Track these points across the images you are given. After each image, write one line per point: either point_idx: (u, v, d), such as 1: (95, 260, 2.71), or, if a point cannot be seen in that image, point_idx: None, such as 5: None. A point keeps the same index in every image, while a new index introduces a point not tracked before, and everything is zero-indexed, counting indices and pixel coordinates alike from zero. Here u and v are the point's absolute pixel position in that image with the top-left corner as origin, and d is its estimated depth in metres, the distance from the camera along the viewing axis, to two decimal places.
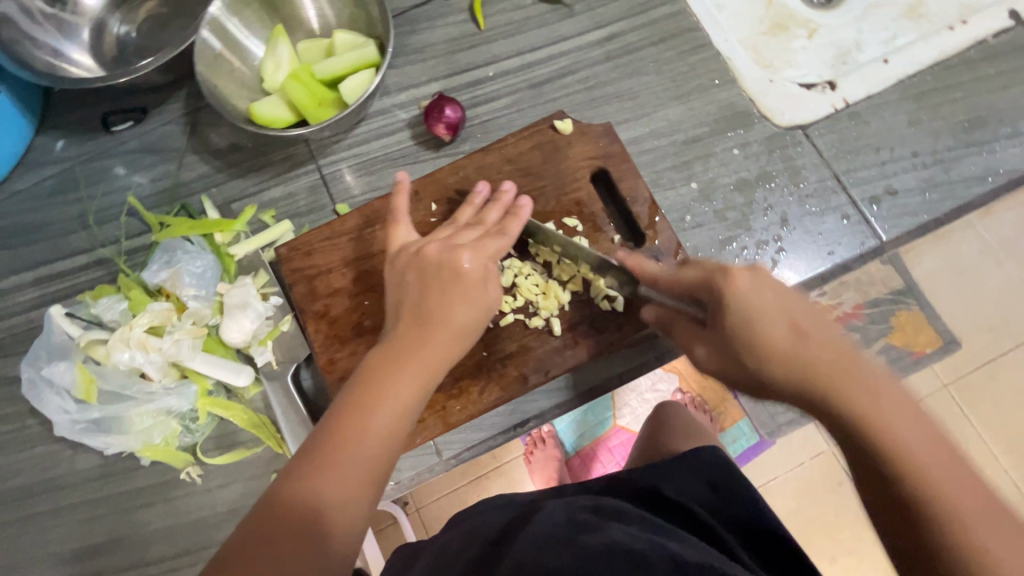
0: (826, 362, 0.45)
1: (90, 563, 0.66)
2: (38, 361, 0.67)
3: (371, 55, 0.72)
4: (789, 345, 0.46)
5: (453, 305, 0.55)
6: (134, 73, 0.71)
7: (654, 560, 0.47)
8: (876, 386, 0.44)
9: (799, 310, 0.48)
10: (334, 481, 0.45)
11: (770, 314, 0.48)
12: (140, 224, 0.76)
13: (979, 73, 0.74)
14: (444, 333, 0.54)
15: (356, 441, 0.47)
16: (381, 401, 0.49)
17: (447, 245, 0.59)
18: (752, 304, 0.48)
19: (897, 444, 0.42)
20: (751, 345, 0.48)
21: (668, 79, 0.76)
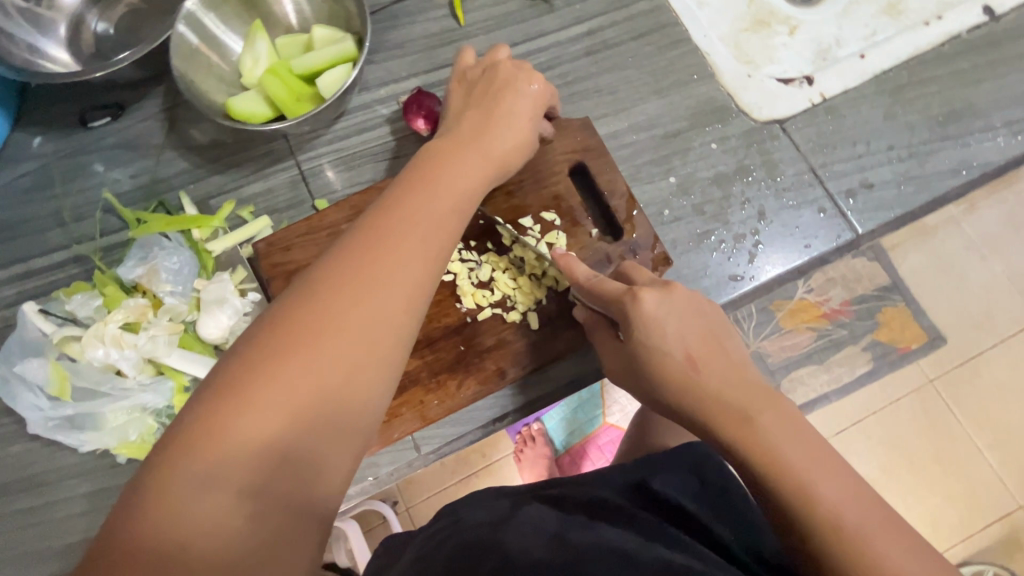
0: (717, 384, 0.49)
1: (65, 563, 0.66)
2: (11, 358, 0.66)
3: (349, 49, 0.72)
4: (683, 369, 0.50)
5: (434, 195, 0.52)
6: (109, 67, 0.70)
7: (643, 563, 0.47)
8: (756, 399, 0.48)
9: (698, 332, 0.52)
10: (285, 384, 0.40)
11: (672, 333, 0.51)
12: (118, 221, 0.76)
13: (953, 68, 0.75)
14: (424, 219, 0.50)
15: (312, 343, 0.42)
16: (345, 299, 0.44)
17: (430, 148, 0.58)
18: (654, 325, 0.52)
19: (780, 459, 0.45)
20: (653, 367, 0.52)
21: (647, 74, 0.77)
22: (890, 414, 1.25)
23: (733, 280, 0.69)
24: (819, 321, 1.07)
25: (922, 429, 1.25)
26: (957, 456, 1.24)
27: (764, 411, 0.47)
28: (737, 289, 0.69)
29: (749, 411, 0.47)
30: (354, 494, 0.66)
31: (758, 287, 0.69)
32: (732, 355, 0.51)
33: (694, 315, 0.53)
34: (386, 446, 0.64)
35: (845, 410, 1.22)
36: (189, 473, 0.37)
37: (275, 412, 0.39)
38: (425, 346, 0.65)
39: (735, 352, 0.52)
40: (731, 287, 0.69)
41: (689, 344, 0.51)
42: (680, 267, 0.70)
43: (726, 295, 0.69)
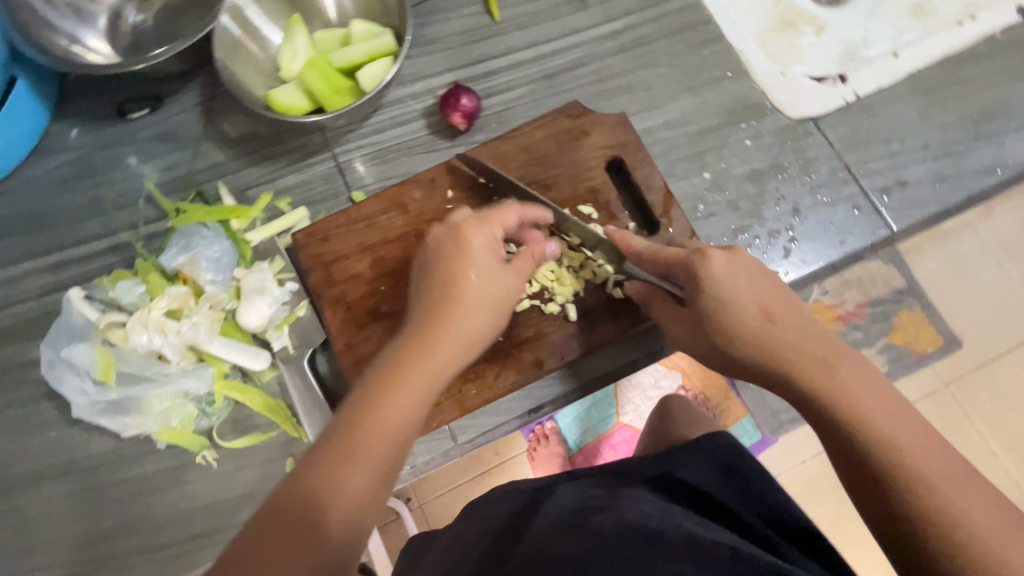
0: (787, 339, 0.50)
1: (104, 547, 0.66)
2: (57, 343, 0.68)
3: (387, 44, 0.73)
4: (755, 323, 0.51)
5: (461, 290, 0.54)
6: (151, 60, 0.71)
7: (668, 538, 0.47)
8: (830, 351, 0.49)
9: (769, 289, 0.52)
10: (341, 477, 0.45)
11: (744, 289, 0.52)
12: (157, 210, 0.77)
13: (987, 68, 0.75)
14: (460, 321, 0.54)
15: (361, 442, 0.47)
16: (390, 396, 0.49)
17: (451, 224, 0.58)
18: (725, 281, 0.52)
19: (856, 408, 0.46)
20: (715, 324, 0.52)
21: (680, 71, 0.77)
22: None
23: None
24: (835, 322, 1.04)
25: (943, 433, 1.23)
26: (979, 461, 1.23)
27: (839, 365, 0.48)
28: None
29: (826, 360, 0.49)
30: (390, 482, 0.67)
31: (792, 283, 0.69)
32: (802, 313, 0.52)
33: (761, 273, 0.53)
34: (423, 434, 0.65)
35: None
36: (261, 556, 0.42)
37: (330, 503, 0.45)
38: None
39: (805, 307, 0.53)
40: None
41: (763, 297, 0.52)
42: None
43: None
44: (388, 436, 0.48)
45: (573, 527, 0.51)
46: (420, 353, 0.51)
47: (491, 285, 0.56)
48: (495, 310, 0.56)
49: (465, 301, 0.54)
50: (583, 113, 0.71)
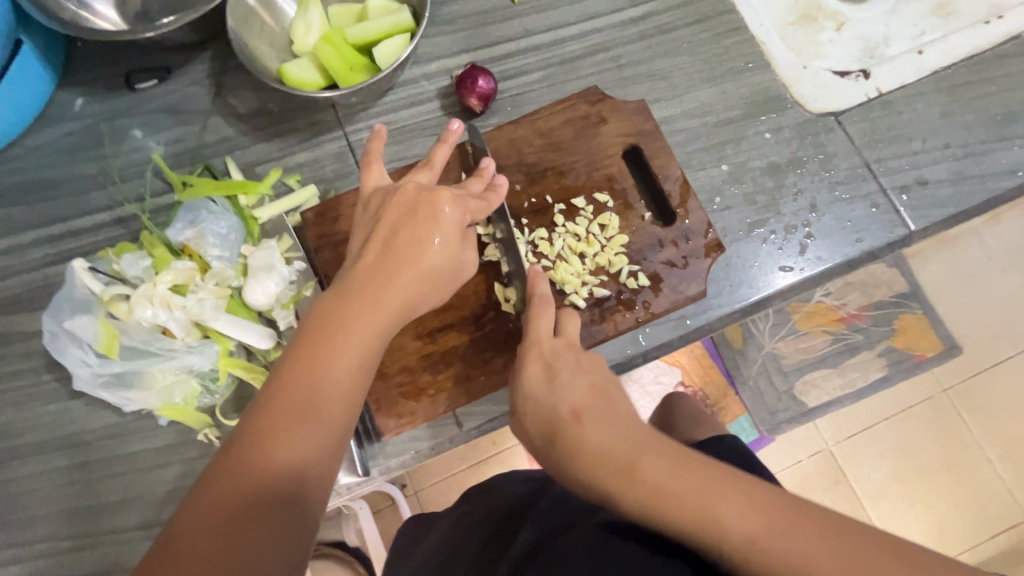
0: (593, 440, 0.43)
1: (100, 523, 0.66)
2: (60, 314, 0.66)
3: (404, 20, 0.71)
4: (562, 425, 0.45)
5: (424, 256, 0.52)
6: (159, 29, 0.69)
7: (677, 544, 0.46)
8: (632, 449, 0.42)
9: (583, 381, 0.47)
10: (298, 436, 0.43)
11: (556, 384, 0.48)
12: (163, 183, 0.75)
13: (1012, 68, 0.74)
14: (414, 278, 0.51)
15: (312, 402, 0.44)
16: (338, 351, 0.46)
17: (424, 189, 0.55)
18: (544, 378, 0.49)
19: (670, 507, 0.39)
20: (535, 420, 0.47)
21: (702, 60, 0.76)
22: (905, 422, 1.18)
23: (782, 271, 0.69)
24: (836, 325, 1.08)
25: (937, 440, 1.17)
26: (971, 468, 1.16)
27: (649, 455, 0.41)
28: (786, 281, 0.68)
29: (633, 465, 0.41)
30: (394, 467, 0.66)
31: (807, 279, 0.69)
32: (616, 402, 0.46)
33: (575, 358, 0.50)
34: (429, 420, 0.65)
35: (861, 412, 1.17)
36: (230, 517, 0.39)
37: (291, 465, 0.43)
38: (472, 324, 0.65)
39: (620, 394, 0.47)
40: (780, 278, 0.68)
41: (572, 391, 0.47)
42: (730, 255, 0.69)
43: (774, 286, 0.68)
44: (340, 392, 0.45)
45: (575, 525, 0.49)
46: (364, 306, 0.48)
47: (452, 254, 0.55)
48: (438, 287, 0.54)
49: (424, 263, 0.52)
50: (602, 99, 0.70)
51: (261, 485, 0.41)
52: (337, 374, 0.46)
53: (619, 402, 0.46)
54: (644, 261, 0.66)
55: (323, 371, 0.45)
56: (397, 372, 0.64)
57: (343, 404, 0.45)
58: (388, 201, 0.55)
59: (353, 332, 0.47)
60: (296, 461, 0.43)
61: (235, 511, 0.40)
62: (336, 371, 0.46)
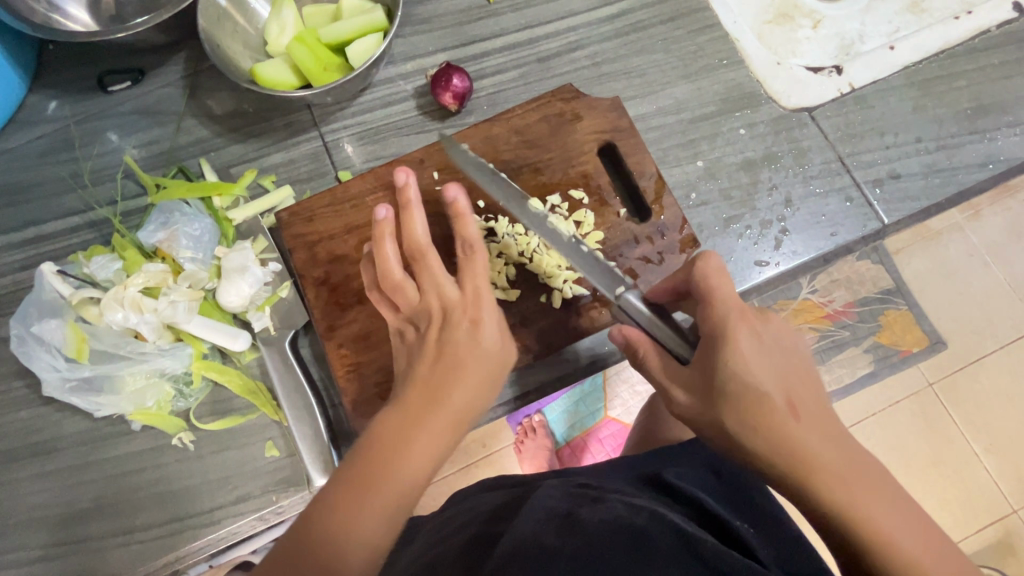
0: (809, 434, 0.41)
1: (73, 531, 0.64)
2: (28, 318, 0.65)
3: (377, 19, 0.71)
4: (781, 416, 0.42)
5: (468, 367, 0.48)
6: (129, 30, 0.68)
7: (654, 535, 0.48)
8: (849, 457, 0.40)
9: (795, 368, 0.44)
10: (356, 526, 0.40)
11: (766, 367, 0.44)
12: (137, 186, 0.74)
13: (982, 63, 0.75)
14: (469, 390, 0.47)
15: (367, 499, 0.41)
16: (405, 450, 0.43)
17: (448, 311, 0.52)
18: (747, 362, 0.44)
19: (876, 530, 0.38)
20: (744, 403, 0.43)
21: (677, 57, 0.76)
22: (890, 417, 1.17)
23: (758, 265, 0.69)
24: (822, 322, 1.08)
25: (923, 434, 1.17)
26: (956, 462, 1.16)
27: (873, 469, 0.40)
28: (762, 276, 0.69)
29: (849, 464, 0.40)
30: None
31: (782, 274, 0.69)
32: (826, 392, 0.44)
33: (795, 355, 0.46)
34: None
35: (849, 408, 1.17)
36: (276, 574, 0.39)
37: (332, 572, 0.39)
38: None
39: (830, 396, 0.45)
40: (756, 273, 0.69)
41: (791, 392, 0.43)
42: (706, 251, 0.69)
43: (750, 280, 0.69)
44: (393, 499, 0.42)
45: (557, 519, 0.51)
46: (425, 412, 0.45)
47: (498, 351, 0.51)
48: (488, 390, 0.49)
49: (478, 372, 0.48)
50: (576, 96, 0.69)
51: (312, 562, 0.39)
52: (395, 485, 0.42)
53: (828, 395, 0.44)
54: (620, 257, 0.66)
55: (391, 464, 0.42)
56: (374, 373, 0.64)
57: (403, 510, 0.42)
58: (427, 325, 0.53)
59: (413, 441, 0.44)
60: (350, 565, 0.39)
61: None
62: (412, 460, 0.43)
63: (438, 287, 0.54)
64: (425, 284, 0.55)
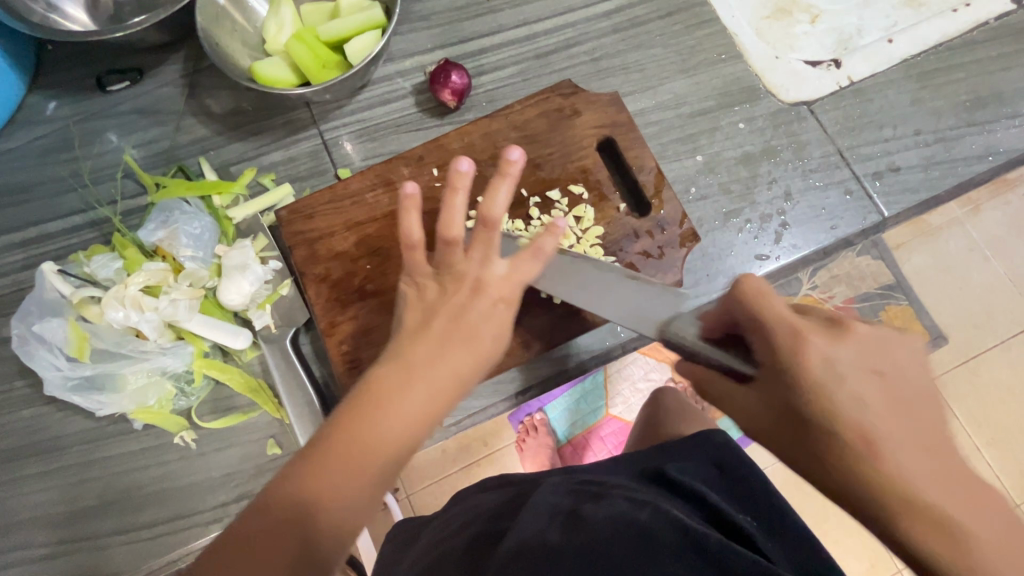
0: (904, 473, 0.37)
1: (75, 530, 0.65)
2: (29, 317, 0.65)
3: (376, 17, 0.71)
4: (857, 440, 0.39)
5: (477, 343, 0.47)
6: (128, 30, 0.68)
7: (663, 534, 0.47)
8: (948, 494, 0.37)
9: (884, 390, 0.40)
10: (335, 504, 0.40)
11: (850, 396, 0.40)
12: (136, 186, 0.74)
13: (980, 55, 0.75)
14: (463, 361, 0.46)
15: (350, 479, 0.41)
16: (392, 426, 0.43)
17: (485, 282, 0.49)
18: (824, 391, 0.40)
19: None
20: (830, 439, 0.40)
21: (675, 52, 0.76)
22: None
23: (758, 259, 0.69)
24: None
25: None
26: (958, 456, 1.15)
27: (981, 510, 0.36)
28: (762, 269, 0.69)
29: (948, 505, 0.36)
30: None
31: (782, 267, 0.69)
32: (924, 415, 0.40)
33: (880, 365, 0.41)
34: None
35: None
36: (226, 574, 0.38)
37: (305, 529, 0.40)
38: None
39: (931, 420, 0.40)
40: (756, 267, 0.69)
41: (868, 418, 0.39)
42: (706, 245, 0.69)
43: (750, 274, 0.69)
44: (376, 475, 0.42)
45: (561, 517, 0.52)
46: (417, 381, 0.44)
47: (500, 331, 0.49)
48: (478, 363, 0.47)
49: (480, 348, 0.47)
50: (575, 92, 0.69)
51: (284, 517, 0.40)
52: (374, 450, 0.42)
53: (927, 419, 0.40)
54: (620, 252, 0.66)
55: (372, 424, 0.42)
56: None
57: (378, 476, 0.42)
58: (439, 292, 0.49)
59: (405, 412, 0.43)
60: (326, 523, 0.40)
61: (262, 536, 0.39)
62: (389, 428, 0.42)
63: (486, 259, 0.50)
64: (472, 254, 0.50)
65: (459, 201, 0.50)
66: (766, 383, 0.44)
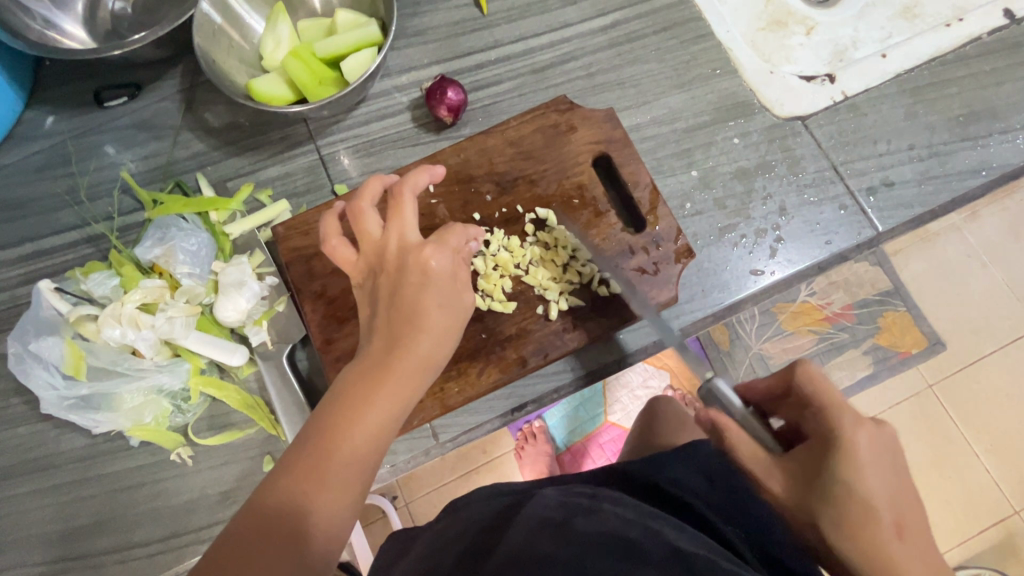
0: (900, 554, 0.44)
1: (71, 547, 0.65)
2: (25, 336, 0.65)
3: (372, 34, 0.71)
4: (883, 533, 0.45)
5: (427, 314, 0.48)
6: (125, 48, 0.69)
7: (647, 548, 0.48)
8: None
9: (898, 487, 0.46)
10: (322, 492, 0.41)
11: (874, 485, 0.46)
12: (133, 201, 0.75)
13: (974, 69, 0.75)
14: (427, 336, 0.47)
15: (335, 477, 0.42)
16: (368, 411, 0.44)
17: (408, 247, 0.51)
18: (856, 470, 0.46)
19: None
20: (848, 513, 0.46)
21: (670, 67, 0.76)
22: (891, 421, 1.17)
23: (754, 274, 0.69)
24: (821, 325, 1.06)
25: (922, 436, 1.16)
26: (955, 461, 1.15)
27: None
28: (757, 285, 0.69)
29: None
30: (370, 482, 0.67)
31: (777, 282, 0.69)
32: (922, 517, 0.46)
33: (898, 466, 0.47)
34: (404, 433, 0.64)
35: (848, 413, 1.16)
36: None
37: (298, 520, 0.40)
38: None
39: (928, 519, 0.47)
40: (751, 282, 0.69)
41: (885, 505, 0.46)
42: (701, 261, 0.70)
43: (746, 289, 0.69)
44: (357, 458, 0.43)
45: (550, 528, 0.51)
46: (390, 375, 0.45)
47: (459, 303, 0.50)
48: (449, 336, 0.49)
49: (438, 320, 0.48)
50: (570, 108, 0.70)
51: (277, 511, 0.41)
52: (358, 435, 0.43)
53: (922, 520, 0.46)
54: (615, 269, 0.66)
55: (355, 413, 0.44)
56: None
57: (365, 461, 0.43)
58: (377, 276, 0.51)
59: (379, 396, 0.45)
60: (321, 512, 0.41)
61: (260, 532, 0.40)
62: (370, 415, 0.44)
63: (403, 228, 0.52)
64: (391, 225, 0.52)
65: (370, 190, 0.55)
66: (801, 455, 0.50)
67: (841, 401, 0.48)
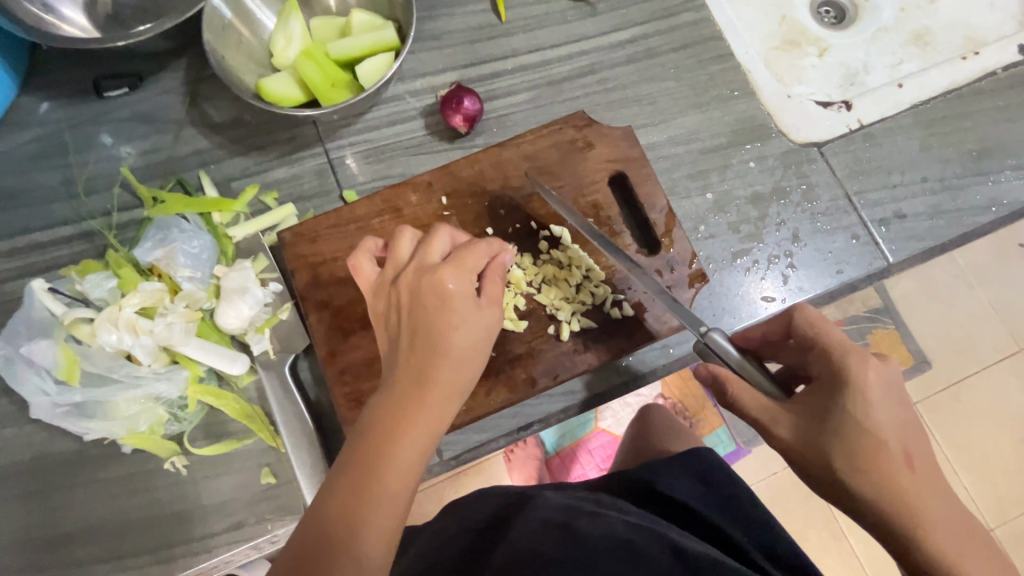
0: (912, 486, 0.43)
1: (56, 556, 0.62)
2: (15, 338, 0.63)
3: (389, 38, 0.69)
4: (894, 465, 0.44)
5: (449, 333, 0.45)
6: (129, 39, 0.65)
7: (652, 555, 0.48)
8: (937, 507, 0.43)
9: (905, 418, 0.45)
10: (361, 529, 0.40)
11: (883, 420, 0.44)
12: (132, 197, 0.72)
13: (987, 104, 0.75)
14: (451, 359, 0.45)
15: (372, 511, 0.40)
16: (400, 442, 0.42)
17: (425, 268, 0.48)
18: (869, 408, 0.44)
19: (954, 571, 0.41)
20: (861, 452, 0.44)
21: (689, 86, 0.76)
22: None
23: (765, 300, 0.69)
24: None
25: None
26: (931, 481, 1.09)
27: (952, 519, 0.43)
28: (768, 311, 0.69)
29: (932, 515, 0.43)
30: None
31: None
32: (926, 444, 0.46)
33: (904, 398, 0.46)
34: None
35: None
36: None
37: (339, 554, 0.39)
38: None
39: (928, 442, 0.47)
40: (762, 308, 0.69)
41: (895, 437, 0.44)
42: (713, 285, 0.69)
43: (756, 315, 0.68)
44: (395, 490, 0.41)
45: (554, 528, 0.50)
46: (422, 402, 0.43)
47: (482, 321, 0.47)
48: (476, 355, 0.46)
49: (461, 338, 0.45)
50: (588, 124, 0.68)
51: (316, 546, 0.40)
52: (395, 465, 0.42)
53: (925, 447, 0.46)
54: (628, 290, 0.65)
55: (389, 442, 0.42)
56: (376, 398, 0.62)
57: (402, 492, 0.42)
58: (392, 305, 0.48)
59: (412, 424, 0.43)
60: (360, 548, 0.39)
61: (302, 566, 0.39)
62: (404, 443, 0.42)
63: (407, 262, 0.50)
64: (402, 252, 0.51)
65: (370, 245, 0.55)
66: (810, 406, 0.47)
67: (846, 339, 0.47)
